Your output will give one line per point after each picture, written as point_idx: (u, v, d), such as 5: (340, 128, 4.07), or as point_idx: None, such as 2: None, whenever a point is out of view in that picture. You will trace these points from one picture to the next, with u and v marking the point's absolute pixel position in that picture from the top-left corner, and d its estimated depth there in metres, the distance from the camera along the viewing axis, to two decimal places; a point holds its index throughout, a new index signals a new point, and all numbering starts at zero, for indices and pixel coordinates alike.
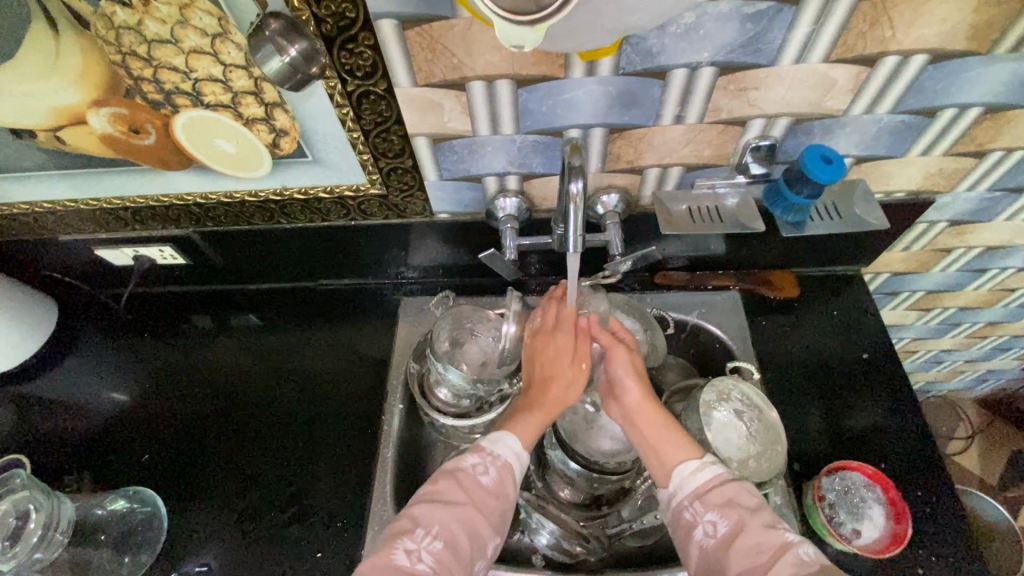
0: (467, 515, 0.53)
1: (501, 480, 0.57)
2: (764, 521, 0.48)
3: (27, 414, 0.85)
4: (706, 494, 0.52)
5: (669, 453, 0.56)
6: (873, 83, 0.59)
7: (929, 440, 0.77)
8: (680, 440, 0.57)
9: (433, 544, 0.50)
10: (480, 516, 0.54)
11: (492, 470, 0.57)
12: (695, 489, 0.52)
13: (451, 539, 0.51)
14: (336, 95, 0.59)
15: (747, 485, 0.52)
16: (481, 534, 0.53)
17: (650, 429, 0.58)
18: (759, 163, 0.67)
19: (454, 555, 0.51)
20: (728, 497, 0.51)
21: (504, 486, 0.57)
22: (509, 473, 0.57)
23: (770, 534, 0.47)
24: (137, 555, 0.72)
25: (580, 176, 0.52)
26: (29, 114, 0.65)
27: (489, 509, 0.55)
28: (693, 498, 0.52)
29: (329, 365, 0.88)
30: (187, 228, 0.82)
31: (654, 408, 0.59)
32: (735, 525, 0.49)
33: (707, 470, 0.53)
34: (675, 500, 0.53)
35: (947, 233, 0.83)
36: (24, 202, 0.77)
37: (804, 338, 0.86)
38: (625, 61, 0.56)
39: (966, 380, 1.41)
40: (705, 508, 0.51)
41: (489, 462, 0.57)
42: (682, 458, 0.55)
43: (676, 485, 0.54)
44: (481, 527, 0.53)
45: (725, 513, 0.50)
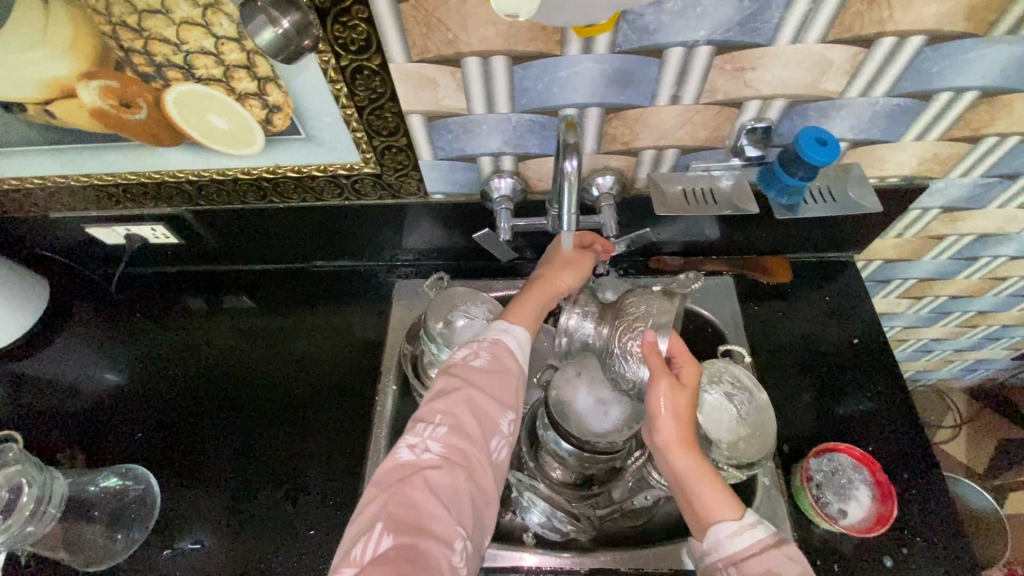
0: (467, 395, 0.54)
1: (497, 357, 0.58)
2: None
3: (17, 392, 0.85)
4: (745, 560, 0.50)
5: (706, 507, 0.53)
6: (870, 65, 0.59)
7: (917, 424, 0.78)
8: (719, 495, 0.53)
9: (437, 431, 0.52)
10: (481, 394, 0.54)
11: (484, 352, 0.58)
12: (733, 554, 0.50)
13: (456, 423, 0.52)
14: (330, 70, 0.59)
15: (791, 554, 0.49)
16: (486, 412, 0.54)
17: (690, 480, 0.55)
18: (753, 147, 0.67)
19: (462, 437, 0.52)
20: (768, 567, 0.48)
21: (505, 362, 0.58)
22: (503, 349, 0.59)
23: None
24: (129, 533, 0.72)
25: (575, 154, 0.52)
26: (17, 86, 0.64)
27: (490, 386, 0.55)
28: (730, 563, 0.50)
29: (323, 347, 0.88)
30: (180, 206, 0.81)
31: (691, 456, 0.55)
32: None
33: (746, 533, 0.51)
34: (710, 558, 0.52)
35: (940, 220, 0.84)
36: (14, 177, 0.76)
37: (796, 324, 0.87)
38: (622, 38, 0.56)
39: (955, 370, 1.42)
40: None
41: (478, 347, 0.58)
42: (719, 515, 0.52)
43: (711, 544, 0.52)
44: (486, 407, 0.54)
45: None
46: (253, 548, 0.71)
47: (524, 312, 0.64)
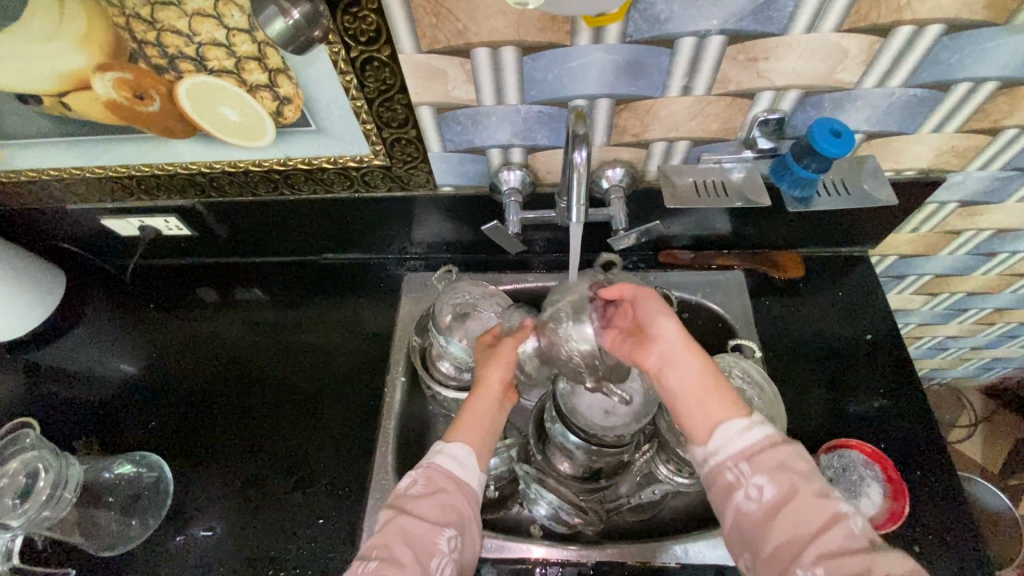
0: (400, 525, 0.52)
1: (435, 481, 0.56)
2: (816, 490, 0.47)
3: (35, 381, 0.87)
4: (755, 455, 0.49)
5: (712, 408, 0.53)
6: (886, 55, 0.57)
7: (931, 421, 0.77)
8: (724, 397, 0.53)
9: (369, 565, 0.50)
10: (414, 519, 0.53)
11: (420, 477, 0.56)
12: (743, 451, 0.50)
13: (388, 554, 0.50)
14: (340, 61, 0.59)
15: (799, 450, 0.50)
16: (420, 535, 0.52)
17: (694, 381, 0.54)
18: (766, 138, 0.66)
19: (394, 566, 0.50)
20: (780, 461, 0.49)
21: (442, 484, 0.56)
22: (438, 470, 0.57)
23: (823, 505, 0.46)
24: (144, 519, 0.74)
25: (584, 145, 0.52)
26: (34, 78, 0.65)
27: (426, 509, 0.54)
28: (740, 459, 0.50)
29: (332, 340, 0.88)
30: (192, 198, 0.82)
31: (697, 355, 0.55)
32: (784, 491, 0.47)
33: (755, 430, 0.51)
34: (716, 457, 0.51)
35: (957, 214, 0.82)
36: (31, 170, 0.78)
37: (808, 319, 0.86)
38: (632, 28, 0.56)
39: (971, 368, 1.40)
40: (754, 472, 0.48)
41: (416, 474, 0.57)
42: (727, 415, 0.52)
43: (718, 444, 0.51)
44: (419, 529, 0.52)
45: (775, 478, 0.48)
46: (264, 535, 0.72)
47: (464, 432, 0.61)
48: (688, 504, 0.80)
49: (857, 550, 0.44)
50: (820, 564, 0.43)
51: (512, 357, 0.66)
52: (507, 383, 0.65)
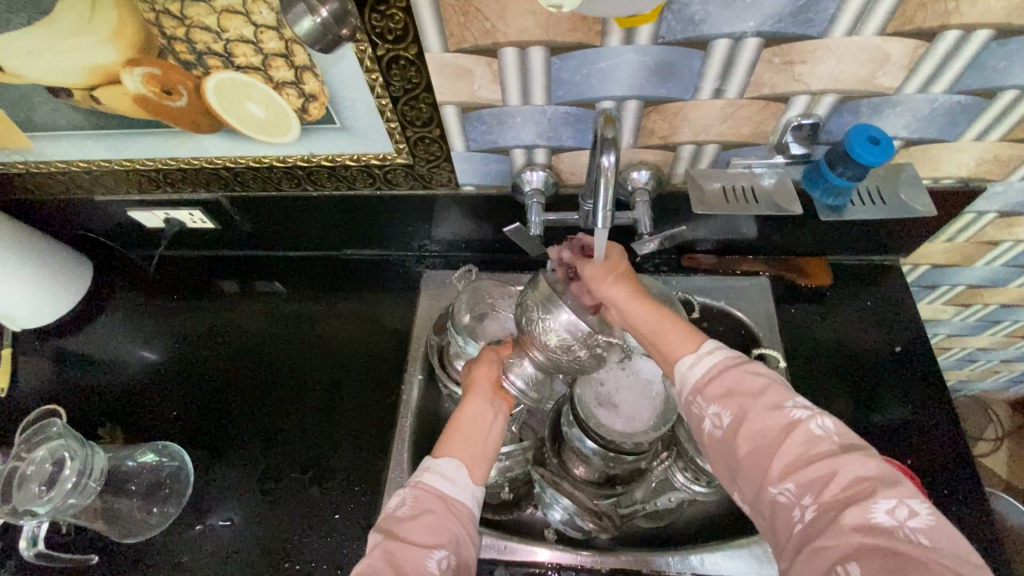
0: (386, 551, 0.47)
1: (421, 502, 0.50)
2: (768, 404, 0.46)
3: (63, 366, 0.89)
4: (708, 386, 0.49)
5: (668, 350, 0.53)
6: (930, 60, 0.55)
7: (961, 439, 0.74)
8: (677, 336, 0.53)
9: None
10: (401, 544, 0.47)
11: (408, 497, 0.51)
12: (698, 384, 0.50)
13: None
14: (366, 60, 0.59)
15: (752, 368, 0.48)
16: (409, 562, 0.46)
17: (643, 325, 0.55)
18: (800, 144, 0.64)
19: None
20: (729, 385, 0.48)
21: (430, 504, 0.50)
22: (426, 489, 0.51)
23: (775, 417, 0.45)
24: (165, 506, 0.75)
25: (612, 149, 0.51)
26: (64, 72, 0.65)
27: (415, 531, 0.48)
28: (697, 394, 0.49)
29: (351, 335, 0.89)
30: (217, 192, 0.82)
31: (645, 305, 0.55)
32: (738, 413, 0.46)
33: (706, 359, 0.51)
34: (683, 396, 0.51)
35: (996, 224, 0.79)
36: (60, 161, 0.79)
37: (834, 329, 0.84)
38: (665, 29, 0.54)
39: (1000, 381, 1.36)
40: (707, 402, 0.48)
41: (403, 493, 0.52)
42: (682, 353, 0.52)
43: (680, 382, 0.51)
44: (406, 555, 0.47)
45: (727, 404, 0.47)
46: (281, 528, 0.73)
47: (449, 444, 0.55)
48: (703, 513, 0.79)
49: (818, 456, 0.42)
50: (787, 478, 0.42)
51: (498, 357, 0.63)
52: (497, 384, 0.60)
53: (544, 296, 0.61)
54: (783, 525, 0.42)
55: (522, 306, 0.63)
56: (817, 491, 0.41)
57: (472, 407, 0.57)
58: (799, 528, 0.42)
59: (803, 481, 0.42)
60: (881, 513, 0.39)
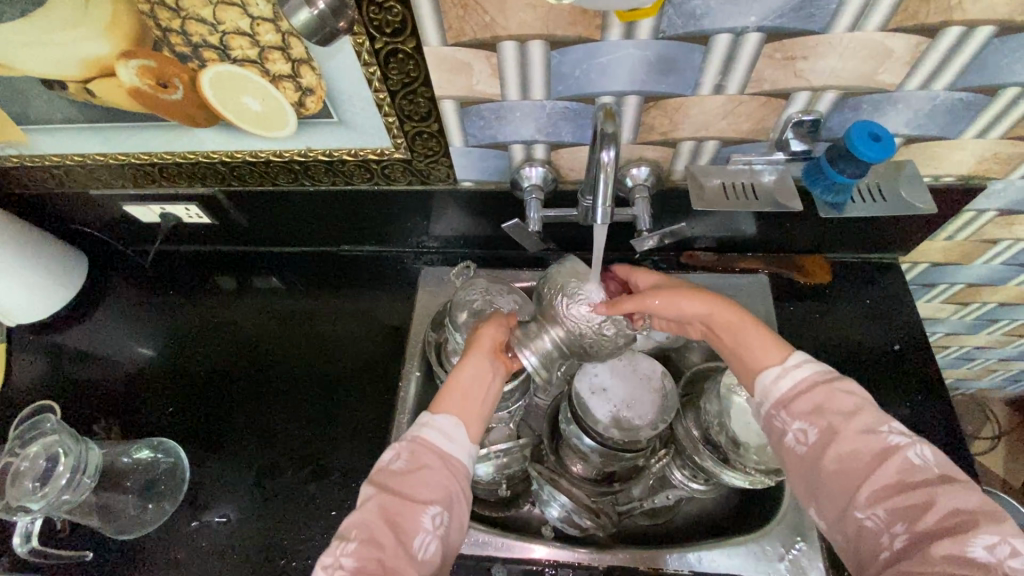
0: (381, 504, 0.49)
1: (418, 456, 0.52)
2: (860, 427, 0.48)
3: (58, 362, 0.88)
4: (793, 401, 0.52)
5: (752, 361, 0.57)
6: (933, 56, 0.55)
7: (959, 437, 0.74)
8: (761, 345, 0.57)
9: (348, 546, 0.47)
10: (396, 498, 0.49)
11: (404, 452, 0.52)
12: (783, 396, 0.53)
13: (369, 536, 0.47)
14: (364, 53, 0.58)
15: (842, 388, 0.51)
16: (403, 516, 0.48)
17: (728, 333, 0.59)
18: (800, 140, 0.63)
19: (375, 549, 0.46)
20: (816, 403, 0.51)
21: (426, 460, 0.52)
22: (423, 444, 0.53)
23: (869, 441, 0.47)
24: (160, 503, 0.74)
25: (612, 144, 0.50)
26: (58, 64, 0.65)
27: (409, 486, 0.50)
28: (780, 407, 0.53)
29: (347, 331, 0.88)
30: (213, 187, 0.82)
31: (727, 313, 0.60)
32: (826, 432, 0.49)
33: (793, 373, 0.53)
34: (764, 409, 0.54)
35: (996, 223, 0.79)
36: (55, 154, 0.78)
37: (833, 327, 0.84)
38: (666, 24, 0.54)
39: (997, 380, 1.36)
40: (792, 418, 0.51)
41: (399, 446, 0.53)
42: (766, 363, 0.56)
43: (761, 393, 0.55)
44: (400, 509, 0.49)
45: (814, 422, 0.50)
46: (278, 525, 0.72)
47: (448, 402, 0.56)
48: (701, 510, 0.79)
49: (914, 485, 0.45)
50: (878, 504, 0.45)
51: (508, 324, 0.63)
52: (500, 347, 0.61)
53: (564, 283, 0.62)
54: (870, 548, 0.45)
55: (541, 292, 0.64)
56: (910, 519, 0.44)
57: (471, 366, 0.58)
58: (886, 552, 0.44)
59: (896, 508, 0.44)
60: (978, 548, 0.41)
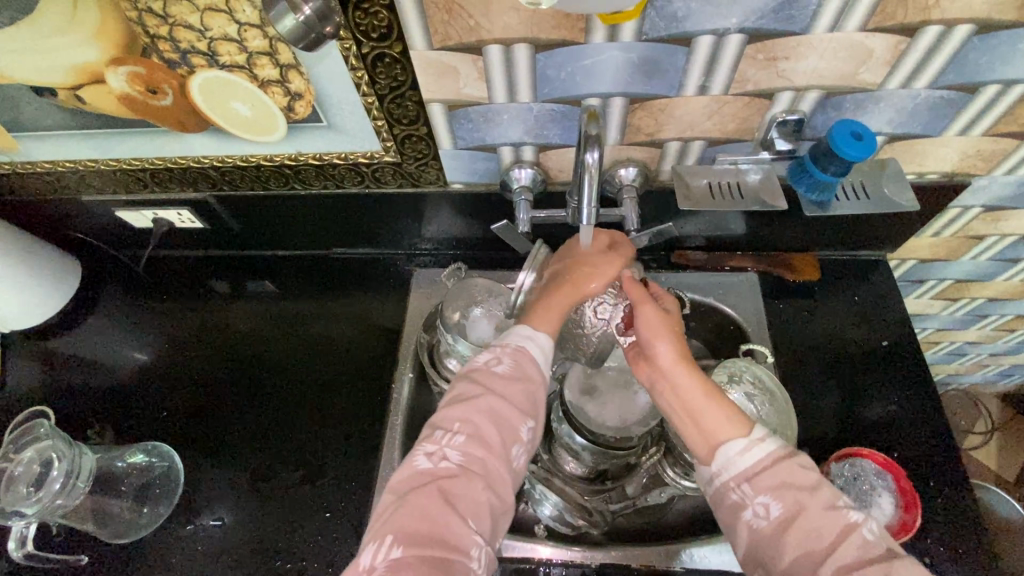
0: (489, 404, 0.52)
1: (521, 365, 0.56)
2: (823, 504, 0.46)
3: (52, 368, 0.89)
4: (757, 475, 0.48)
5: (710, 428, 0.52)
6: (912, 56, 0.56)
7: (946, 431, 0.75)
8: (725, 414, 0.52)
9: (455, 439, 0.51)
10: (503, 404, 0.53)
11: (507, 359, 0.56)
12: (745, 470, 0.49)
13: (473, 431, 0.51)
14: (351, 58, 0.59)
15: (803, 463, 0.48)
16: (507, 420, 0.52)
17: (689, 397, 0.54)
18: (784, 140, 0.64)
19: (481, 446, 0.51)
20: (782, 478, 0.47)
21: (528, 372, 0.56)
22: (525, 356, 0.57)
23: (831, 518, 0.45)
24: (156, 507, 0.74)
25: (597, 146, 0.51)
26: (48, 72, 0.65)
27: (513, 395, 0.54)
28: (742, 480, 0.49)
29: (342, 333, 0.89)
30: (205, 191, 0.82)
31: (693, 372, 0.55)
32: (791, 507, 0.46)
33: (756, 448, 0.50)
34: (722, 480, 0.50)
35: (981, 219, 0.80)
36: (47, 161, 0.79)
37: (822, 324, 0.84)
38: (649, 26, 0.54)
39: (990, 375, 1.37)
40: (756, 492, 0.48)
41: (501, 352, 0.57)
42: (728, 434, 0.51)
43: (720, 465, 0.50)
44: (507, 414, 0.52)
45: (779, 496, 0.47)
46: (272, 528, 0.73)
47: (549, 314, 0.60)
48: (694, 508, 0.79)
49: (871, 561, 0.43)
50: None
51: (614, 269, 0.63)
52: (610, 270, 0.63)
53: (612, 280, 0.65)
54: None
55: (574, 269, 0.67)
56: None
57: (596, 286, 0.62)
58: None
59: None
60: None
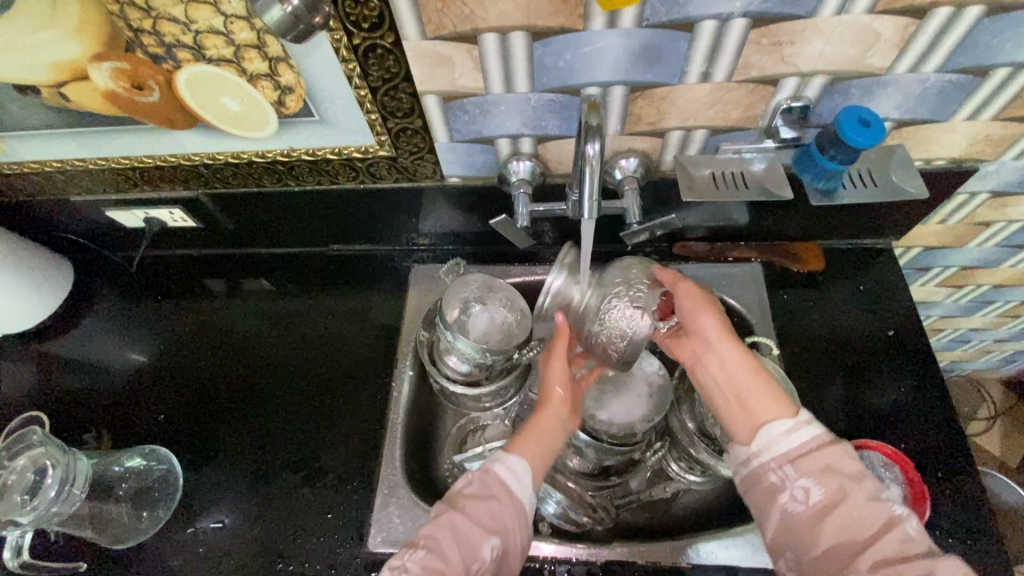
0: (450, 521, 0.52)
1: (488, 486, 0.55)
2: (867, 493, 0.47)
3: (46, 372, 0.87)
4: (799, 458, 0.49)
5: (755, 409, 0.53)
6: (922, 38, 0.54)
7: (954, 420, 0.74)
8: (770, 395, 0.53)
9: (416, 553, 0.50)
10: (465, 520, 0.52)
11: (474, 480, 0.56)
12: (788, 452, 0.50)
13: (434, 546, 0.51)
14: (342, 49, 0.57)
15: (849, 452, 0.49)
16: (468, 535, 0.51)
17: (736, 378, 0.55)
18: (789, 127, 0.63)
19: (439, 560, 0.50)
20: (826, 463, 0.48)
21: (494, 491, 0.55)
22: (493, 478, 0.56)
23: (874, 508, 0.46)
24: (154, 511, 0.74)
25: (597, 137, 0.49)
26: (29, 69, 0.63)
27: (476, 513, 0.53)
28: (784, 462, 0.50)
29: (340, 330, 0.87)
30: (196, 189, 0.80)
31: (741, 354, 0.56)
32: (834, 494, 0.47)
33: (801, 431, 0.51)
34: (763, 460, 0.51)
35: (989, 205, 0.78)
36: (33, 161, 0.77)
37: (827, 314, 0.83)
38: (650, 11, 0.53)
39: (993, 361, 1.36)
40: (799, 475, 0.48)
41: (471, 475, 0.57)
42: (772, 415, 0.52)
43: (762, 445, 0.51)
44: (468, 530, 0.52)
45: (823, 481, 0.47)
46: (272, 531, 0.72)
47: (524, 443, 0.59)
48: (699, 501, 0.78)
49: (912, 557, 0.44)
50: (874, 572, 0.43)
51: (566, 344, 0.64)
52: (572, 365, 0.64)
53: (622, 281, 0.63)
54: None
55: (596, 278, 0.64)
56: None
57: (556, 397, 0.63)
58: None
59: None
60: None
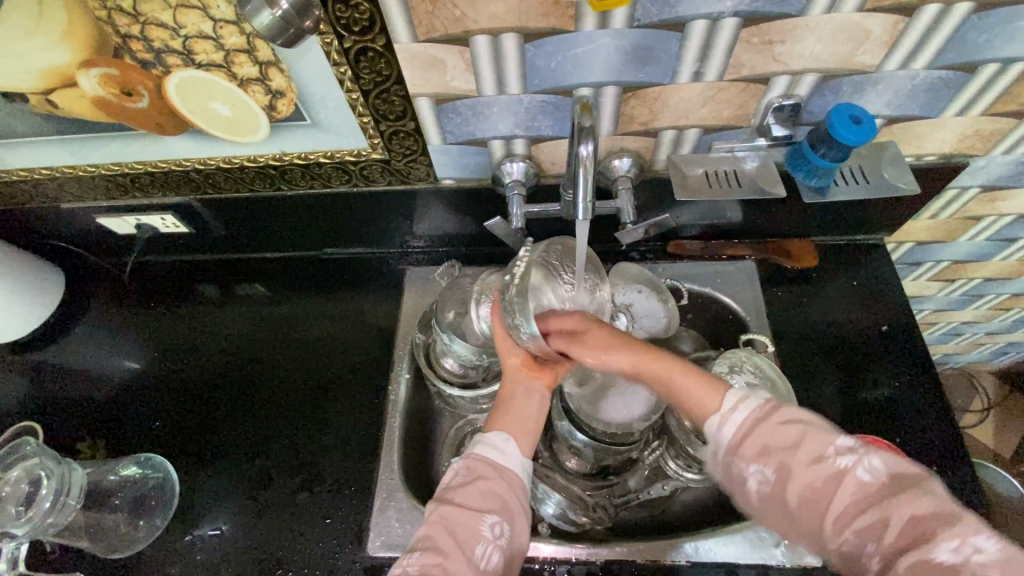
0: (442, 514, 0.50)
1: (473, 471, 0.53)
2: (808, 458, 0.44)
3: (39, 382, 0.86)
4: (743, 444, 0.47)
5: (693, 406, 0.50)
6: (911, 34, 0.54)
7: (949, 414, 0.74)
8: (696, 386, 0.51)
9: (413, 555, 0.48)
10: (456, 509, 0.50)
11: (461, 467, 0.54)
12: (731, 441, 0.47)
13: (430, 542, 0.49)
14: (332, 53, 0.56)
15: (784, 415, 0.47)
16: (463, 522, 0.50)
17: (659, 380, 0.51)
18: (780, 126, 0.63)
19: (438, 554, 0.48)
20: (764, 442, 0.46)
21: (482, 472, 0.53)
22: (480, 461, 0.54)
23: (820, 471, 0.43)
24: (150, 519, 0.73)
25: (590, 138, 0.49)
26: (18, 77, 0.63)
27: (467, 498, 0.51)
28: (733, 454, 0.47)
29: (336, 334, 0.87)
30: (188, 195, 0.80)
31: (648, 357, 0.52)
32: (780, 470, 0.45)
33: (732, 415, 0.48)
34: (718, 457, 0.49)
35: (979, 199, 0.79)
36: (22, 168, 0.76)
37: (822, 310, 0.84)
38: (641, 11, 0.53)
39: (986, 353, 1.37)
40: (747, 463, 0.46)
41: (456, 465, 0.55)
42: (710, 405, 0.50)
43: (713, 441, 0.49)
44: (462, 517, 0.50)
45: (767, 461, 0.45)
46: (271, 537, 0.71)
47: (504, 420, 0.58)
48: (698, 500, 0.79)
49: (874, 501, 0.41)
50: (845, 529, 0.42)
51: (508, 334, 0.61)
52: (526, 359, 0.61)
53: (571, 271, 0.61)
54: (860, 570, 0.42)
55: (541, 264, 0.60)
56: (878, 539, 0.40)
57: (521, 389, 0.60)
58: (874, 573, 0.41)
59: (863, 530, 0.41)
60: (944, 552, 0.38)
